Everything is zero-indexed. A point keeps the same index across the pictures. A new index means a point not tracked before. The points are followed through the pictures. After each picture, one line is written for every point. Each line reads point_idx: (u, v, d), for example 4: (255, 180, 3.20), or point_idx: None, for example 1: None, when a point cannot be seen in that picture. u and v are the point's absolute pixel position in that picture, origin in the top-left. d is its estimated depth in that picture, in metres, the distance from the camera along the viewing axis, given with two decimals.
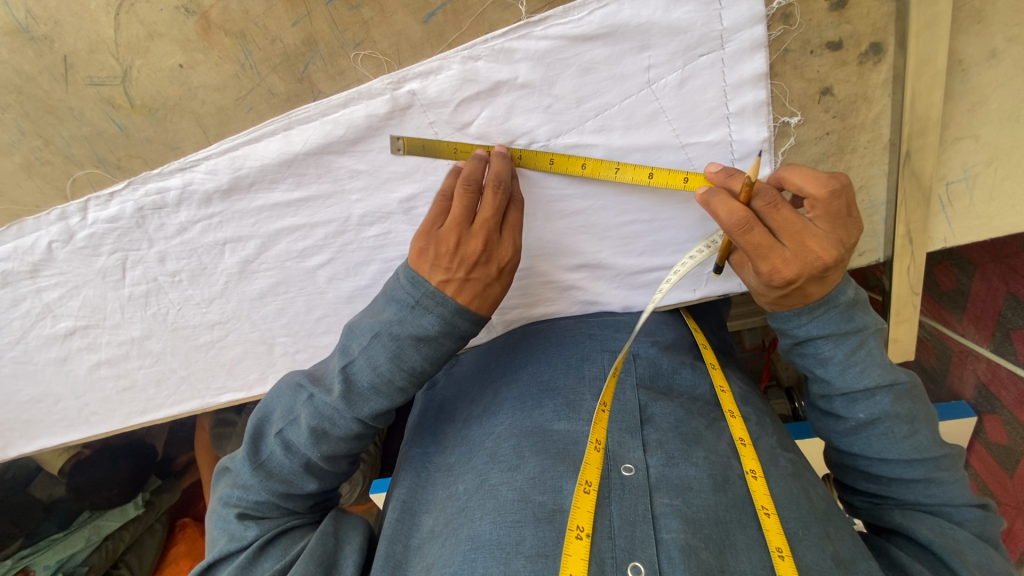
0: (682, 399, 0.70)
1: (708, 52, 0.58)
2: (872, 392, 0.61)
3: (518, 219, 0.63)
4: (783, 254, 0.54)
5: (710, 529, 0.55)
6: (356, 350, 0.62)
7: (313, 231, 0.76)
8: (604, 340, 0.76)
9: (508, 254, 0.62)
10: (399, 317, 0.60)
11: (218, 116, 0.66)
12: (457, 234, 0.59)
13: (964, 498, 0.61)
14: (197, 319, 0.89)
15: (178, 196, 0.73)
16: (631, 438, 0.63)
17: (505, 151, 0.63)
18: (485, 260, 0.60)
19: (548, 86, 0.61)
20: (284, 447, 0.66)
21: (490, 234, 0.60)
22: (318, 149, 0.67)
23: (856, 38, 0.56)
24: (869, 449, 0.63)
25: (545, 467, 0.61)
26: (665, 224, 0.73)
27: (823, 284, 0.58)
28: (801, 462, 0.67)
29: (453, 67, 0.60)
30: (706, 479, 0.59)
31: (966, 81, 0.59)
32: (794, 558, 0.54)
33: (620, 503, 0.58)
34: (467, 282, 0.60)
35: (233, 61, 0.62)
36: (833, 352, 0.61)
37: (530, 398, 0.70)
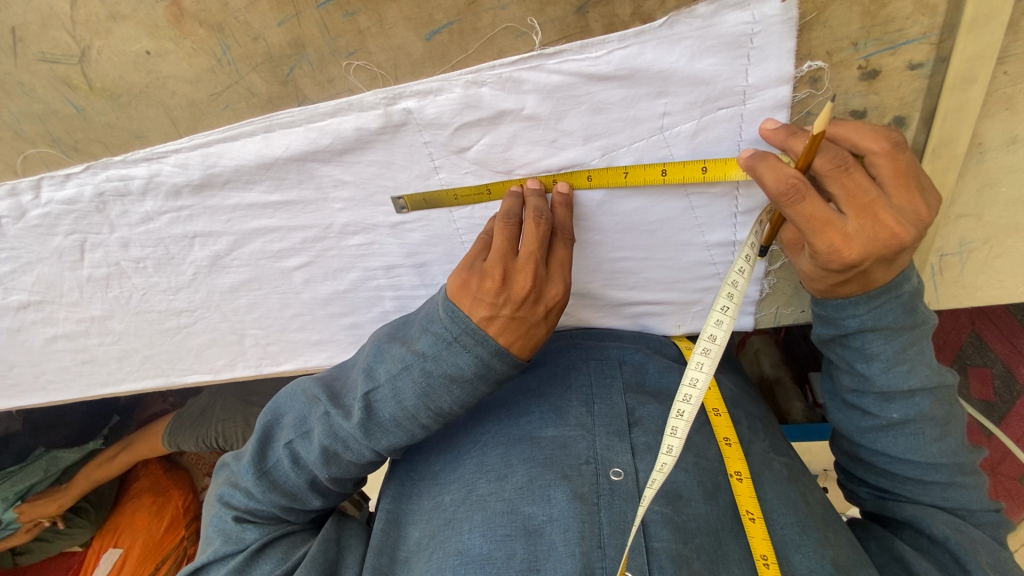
0: (670, 403, 0.70)
1: (727, 106, 0.54)
2: (913, 392, 0.57)
3: (568, 256, 0.60)
4: (845, 229, 0.46)
5: (701, 538, 0.58)
6: (383, 377, 0.59)
7: (291, 234, 0.72)
8: (591, 347, 0.76)
9: (557, 294, 0.58)
10: (435, 354, 0.56)
11: (190, 110, 0.60)
12: (503, 266, 0.56)
13: (982, 503, 0.61)
14: (164, 305, 0.85)
15: (144, 185, 0.67)
16: (619, 441, 0.64)
17: (539, 185, 0.60)
18: (533, 299, 0.56)
19: (556, 122, 0.56)
20: (292, 460, 0.65)
21: (538, 268, 0.57)
22: (300, 156, 0.62)
23: (882, 109, 0.53)
24: (895, 449, 0.61)
25: (533, 475, 0.62)
26: (658, 263, 0.70)
27: (888, 268, 0.51)
28: (797, 466, 0.70)
29: (455, 90, 0.55)
30: (696, 487, 0.62)
31: (980, 162, 0.57)
32: (779, 565, 0.56)
33: (609, 510, 0.59)
34: (512, 321, 0.56)
35: (209, 54, 0.55)
36: (883, 348, 0.56)
37: (516, 406, 0.70)
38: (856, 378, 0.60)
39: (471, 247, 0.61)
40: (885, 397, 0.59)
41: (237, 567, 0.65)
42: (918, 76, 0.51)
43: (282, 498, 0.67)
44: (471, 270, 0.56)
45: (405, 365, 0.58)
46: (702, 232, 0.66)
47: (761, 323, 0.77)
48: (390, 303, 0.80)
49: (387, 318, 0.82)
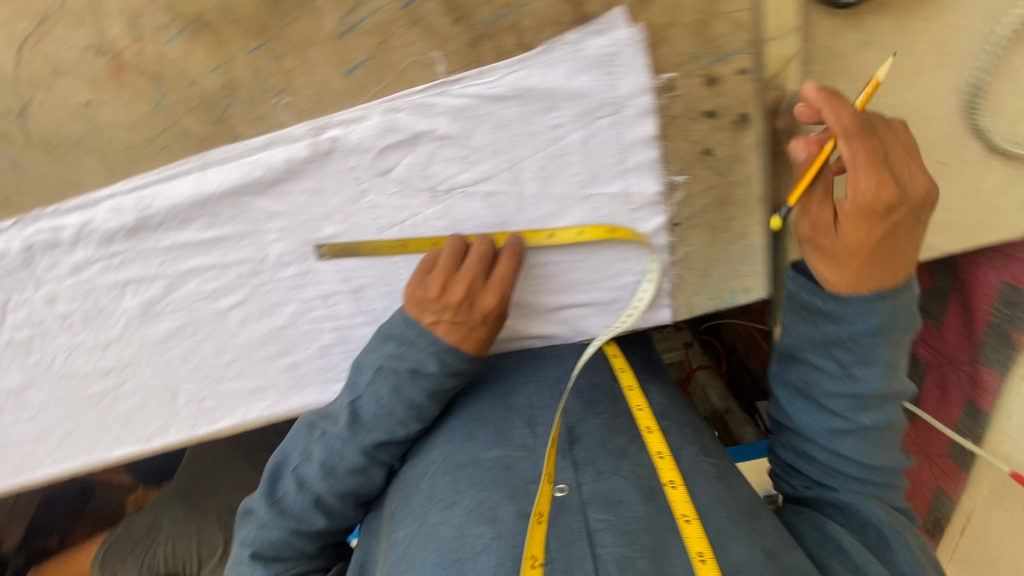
0: (605, 418, 0.78)
1: (606, 116, 0.65)
2: (884, 400, 0.66)
3: (508, 270, 0.69)
4: (898, 169, 0.56)
5: (644, 537, 0.62)
6: (363, 386, 0.70)
7: (225, 271, 0.74)
8: (530, 368, 0.82)
9: (490, 303, 0.68)
10: (401, 352, 0.69)
11: (126, 154, 0.64)
12: (443, 279, 0.68)
13: (903, 500, 0.70)
14: (90, 366, 0.82)
15: (75, 234, 0.69)
16: (563, 460, 0.71)
17: (514, 240, 0.70)
18: (468, 305, 0.68)
19: (466, 139, 0.65)
20: (297, 483, 0.73)
21: (473, 281, 0.68)
22: (234, 190, 0.67)
23: (727, 108, 0.65)
24: (854, 450, 0.67)
25: (482, 499, 0.66)
26: (576, 263, 0.77)
27: (909, 236, 0.59)
28: (724, 465, 0.75)
29: (375, 117, 0.63)
30: (634, 493, 0.67)
31: (815, 145, 0.70)
32: (715, 559, 0.59)
33: (558, 524, 0.64)
34: (454, 324, 0.69)
35: (146, 100, 0.61)
36: (887, 354, 0.63)
37: (461, 433, 0.75)
38: (837, 373, 0.66)
39: (418, 263, 0.72)
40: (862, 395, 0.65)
41: None
42: (747, 79, 0.64)
43: (291, 524, 0.73)
44: (420, 284, 0.68)
45: (376, 371, 0.70)
46: (608, 230, 0.74)
47: (678, 315, 0.83)
48: (330, 335, 0.82)
49: (327, 351, 0.83)
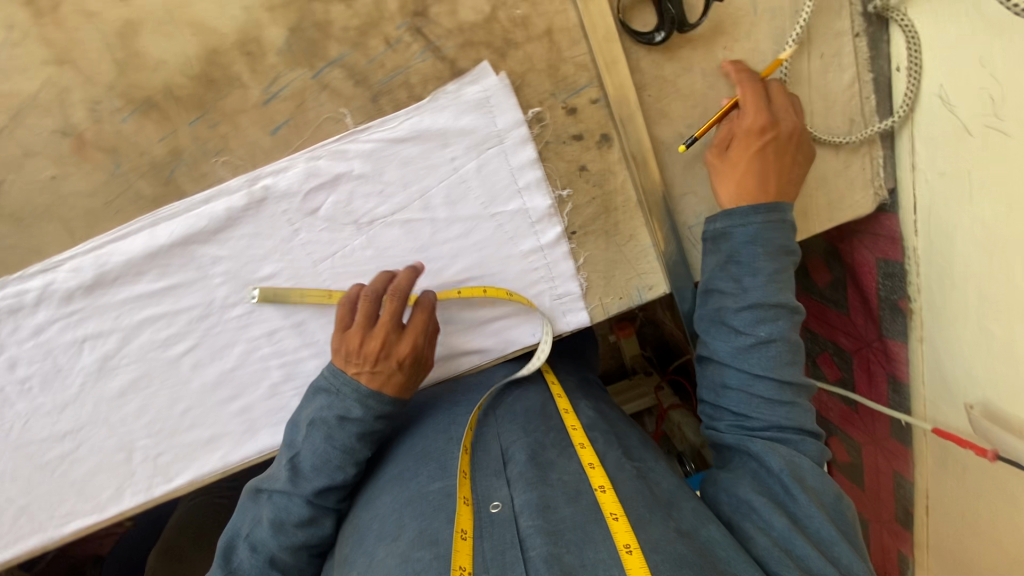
0: (537, 434, 0.80)
1: (492, 146, 0.79)
2: (777, 316, 0.74)
3: (420, 322, 0.79)
4: (777, 111, 0.77)
5: (569, 533, 0.64)
6: (300, 442, 0.78)
7: (176, 318, 0.82)
8: (471, 403, 0.88)
9: (405, 351, 0.78)
10: (329, 402, 0.78)
11: (87, 219, 0.75)
12: (362, 332, 0.78)
13: (811, 425, 0.75)
14: (46, 431, 0.86)
15: (37, 296, 0.78)
16: (496, 479, 0.74)
17: (427, 295, 0.81)
18: (384, 355, 0.77)
19: (378, 175, 0.78)
20: (251, 549, 0.79)
21: (388, 334, 0.78)
22: (182, 241, 0.77)
23: (590, 131, 0.81)
24: (757, 365, 0.74)
25: (423, 526, 0.69)
26: (494, 278, 0.87)
27: (788, 163, 0.77)
28: (648, 466, 0.78)
29: (299, 165, 0.76)
30: (562, 496, 0.69)
31: (671, 154, 0.86)
32: (640, 549, 0.61)
33: (490, 538, 0.66)
34: (374, 373, 0.78)
35: (104, 170, 0.73)
36: (766, 264, 0.74)
37: (406, 471, 0.79)
38: (735, 291, 0.75)
39: (337, 314, 0.81)
40: (756, 308, 0.74)
41: None
42: (600, 107, 0.80)
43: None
44: (344, 339, 0.78)
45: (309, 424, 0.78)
46: (514, 243, 0.85)
47: (596, 318, 0.92)
48: (277, 372, 0.88)
49: (276, 390, 0.89)
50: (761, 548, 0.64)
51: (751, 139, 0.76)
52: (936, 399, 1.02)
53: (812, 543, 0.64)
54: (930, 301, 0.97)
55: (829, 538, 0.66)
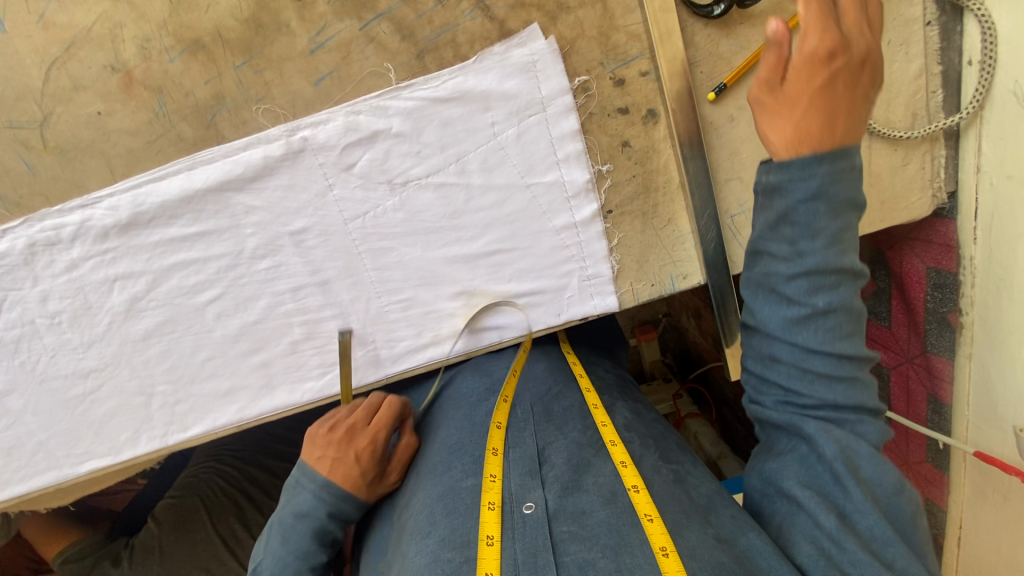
0: (574, 434, 0.77)
1: (534, 114, 0.77)
2: (838, 283, 0.63)
3: (383, 419, 0.84)
4: (848, 33, 0.65)
5: (605, 537, 0.61)
6: (262, 553, 0.79)
7: (205, 265, 0.82)
8: (508, 395, 0.86)
9: (365, 443, 0.81)
10: (293, 493, 0.81)
11: (127, 157, 0.76)
12: (334, 422, 0.85)
13: (872, 402, 0.66)
14: (71, 368, 0.87)
15: (74, 231, 0.78)
16: (530, 479, 0.70)
17: (394, 399, 0.87)
18: (347, 442, 0.82)
19: (417, 135, 0.77)
20: None
21: (354, 423, 0.83)
22: (217, 186, 0.77)
23: (636, 105, 0.79)
24: (812, 339, 0.64)
25: (455, 526, 0.66)
26: (524, 252, 0.85)
27: (857, 94, 0.65)
28: (683, 471, 0.75)
29: (339, 118, 0.75)
30: (596, 499, 0.66)
31: (719, 136, 0.82)
32: (677, 553, 0.58)
33: (522, 538, 0.63)
34: (335, 459, 0.81)
35: (149, 110, 0.74)
36: (829, 222, 0.62)
37: (443, 464, 0.77)
38: (788, 254, 0.65)
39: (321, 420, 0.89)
40: (813, 275, 0.63)
41: None
42: (649, 80, 0.78)
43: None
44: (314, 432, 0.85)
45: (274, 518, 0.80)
46: (548, 217, 0.83)
47: (625, 303, 0.89)
48: (299, 330, 0.87)
49: (297, 348, 0.88)
50: (805, 556, 0.60)
51: (814, 67, 0.64)
52: (980, 422, 0.96)
53: (867, 550, 0.58)
54: (983, 317, 0.91)
55: (885, 539, 0.59)
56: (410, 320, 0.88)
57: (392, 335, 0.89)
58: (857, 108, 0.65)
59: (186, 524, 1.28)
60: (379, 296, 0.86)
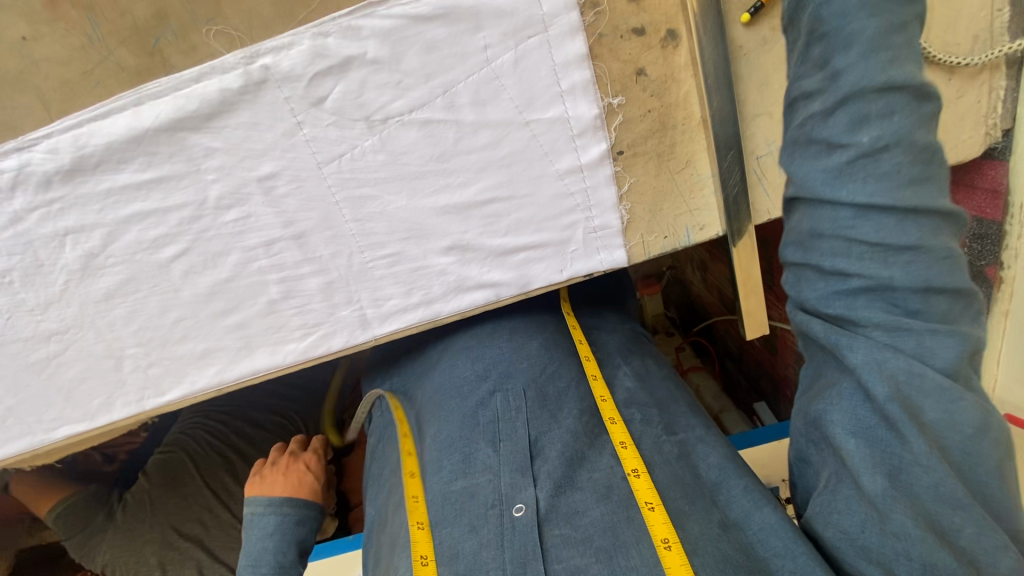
0: (569, 422, 0.73)
1: (535, 35, 0.66)
2: (890, 109, 0.50)
3: (318, 440, 1.05)
4: None
5: (601, 539, 0.59)
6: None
7: (166, 217, 0.73)
8: (501, 373, 0.81)
9: (309, 454, 1.00)
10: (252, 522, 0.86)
11: (63, 91, 0.66)
12: (269, 461, 0.97)
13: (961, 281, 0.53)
14: (30, 330, 0.80)
15: (13, 178, 0.69)
16: (521, 477, 0.66)
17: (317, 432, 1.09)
18: (291, 458, 0.98)
19: (396, 63, 0.66)
20: None
21: (292, 449, 1.01)
22: (170, 125, 0.67)
23: (654, 24, 0.67)
24: (860, 193, 0.52)
25: (439, 540, 0.63)
26: (523, 201, 0.75)
27: None
28: (690, 440, 0.72)
29: (304, 42, 0.64)
30: (591, 496, 0.64)
31: (748, 63, 0.70)
32: (680, 544, 0.58)
33: (511, 547, 0.60)
34: (285, 476, 0.93)
35: (81, 33, 0.63)
36: (863, 25, 0.50)
37: (439, 448, 0.74)
38: (817, 90, 0.53)
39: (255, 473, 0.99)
40: (849, 103, 0.51)
41: None
42: None
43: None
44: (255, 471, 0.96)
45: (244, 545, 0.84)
46: (550, 160, 0.73)
47: (634, 258, 0.80)
48: (276, 288, 0.79)
49: (274, 308, 0.81)
50: (831, 535, 0.57)
51: None
52: (1011, 378, 0.89)
53: (919, 518, 0.51)
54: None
55: (953, 497, 0.50)
56: (397, 277, 0.80)
57: (379, 294, 0.81)
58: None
59: (175, 480, 1.25)
60: (362, 250, 0.78)
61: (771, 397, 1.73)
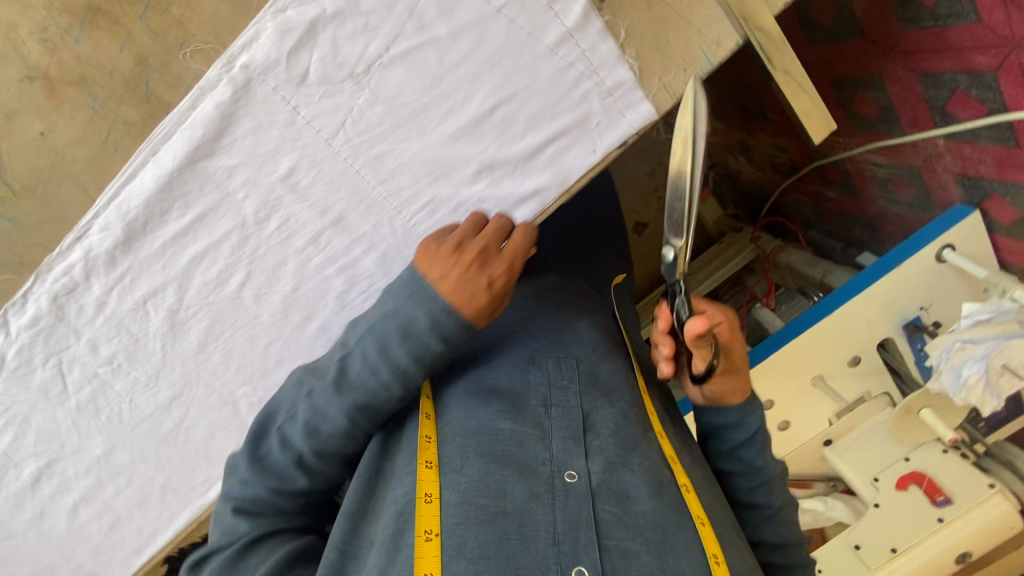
0: (621, 405, 0.76)
1: None
2: None
3: (522, 245, 0.76)
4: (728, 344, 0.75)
5: (650, 531, 0.63)
6: (355, 347, 0.73)
7: (219, 250, 0.77)
8: (552, 341, 0.82)
9: (500, 272, 0.73)
10: (396, 310, 0.72)
11: (92, 169, 0.70)
12: (460, 238, 0.74)
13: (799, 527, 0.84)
14: (152, 404, 0.86)
15: (84, 268, 0.74)
16: (575, 445, 0.69)
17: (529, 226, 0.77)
18: (477, 266, 0.72)
19: (355, 7, 0.66)
20: (281, 441, 0.72)
21: (487, 245, 0.74)
22: (188, 160, 0.70)
23: None
24: None
25: (488, 469, 0.65)
26: (527, 93, 0.73)
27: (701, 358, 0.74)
28: (709, 477, 0.79)
29: (268, 25, 0.65)
30: (643, 485, 0.67)
31: None
32: (725, 562, 0.65)
33: (564, 509, 0.62)
34: (461, 280, 0.72)
35: (85, 107, 0.67)
36: None
37: (478, 394, 0.74)
38: None
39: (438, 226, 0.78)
40: None
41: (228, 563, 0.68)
42: None
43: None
44: (436, 241, 0.74)
45: (369, 331, 0.73)
46: (537, 38, 0.70)
47: (663, 105, 0.75)
48: (339, 281, 0.82)
49: (345, 300, 0.83)
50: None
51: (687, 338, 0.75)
52: None
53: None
54: None
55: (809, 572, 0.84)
56: (442, 224, 0.79)
57: None
58: (738, 369, 0.77)
59: None
60: (399, 210, 0.78)
61: (872, 243, 1.49)
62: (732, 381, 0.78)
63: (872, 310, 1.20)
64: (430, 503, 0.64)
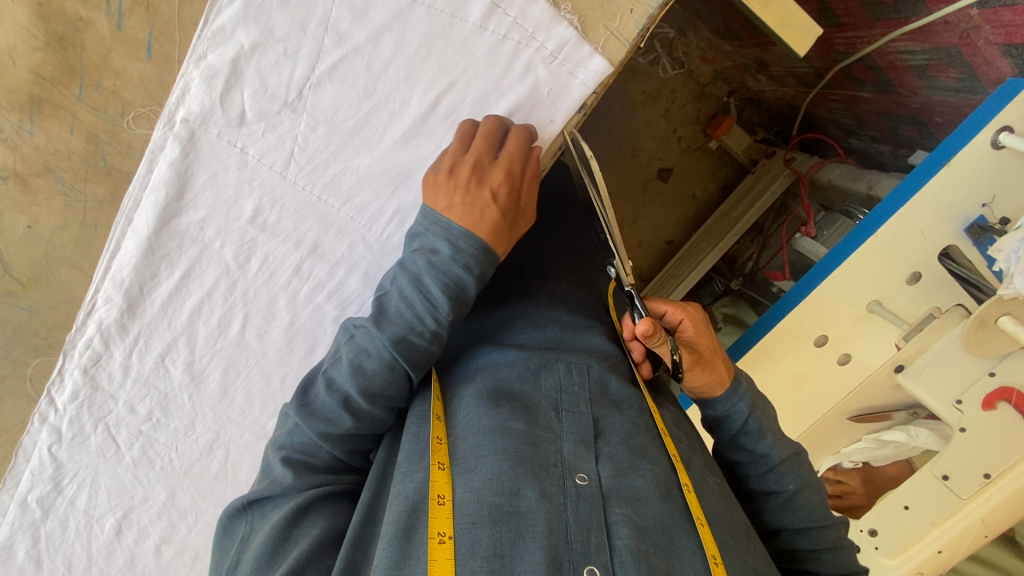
0: (630, 413, 0.74)
1: None
2: None
3: (518, 146, 0.68)
4: (692, 336, 0.81)
5: (658, 534, 0.61)
6: (392, 286, 0.69)
7: (213, 300, 0.80)
8: (569, 351, 0.79)
9: (499, 179, 0.67)
10: (420, 245, 0.69)
11: (81, 248, 0.74)
12: (450, 160, 0.68)
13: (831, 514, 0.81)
14: (195, 449, 0.92)
15: (102, 339, 0.79)
16: (586, 450, 0.66)
17: (526, 127, 0.69)
18: (475, 182, 0.67)
19: (271, 35, 0.65)
20: (326, 384, 0.68)
21: (479, 157, 0.67)
22: (160, 222, 0.72)
23: None
24: None
25: (502, 467, 0.62)
26: (465, 80, 0.69)
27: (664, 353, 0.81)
28: (725, 485, 0.76)
29: (194, 75, 0.65)
30: (653, 489, 0.65)
31: None
32: (725, 564, 0.62)
33: (575, 510, 0.60)
34: (465, 204, 0.67)
35: (58, 193, 0.70)
36: None
37: (490, 391, 0.70)
38: None
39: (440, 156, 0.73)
40: None
41: (277, 527, 0.62)
42: None
43: (232, 550, 0.65)
44: (431, 173, 0.69)
45: (399, 266, 0.69)
46: (461, 18, 0.66)
47: (615, 56, 0.68)
48: (331, 306, 0.83)
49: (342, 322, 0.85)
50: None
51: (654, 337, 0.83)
52: None
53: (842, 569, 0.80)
54: None
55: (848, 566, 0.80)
56: None
57: None
58: (715, 360, 0.80)
59: None
60: (369, 226, 0.77)
61: (924, 141, 1.31)
62: (713, 371, 0.79)
63: (928, 219, 1.01)
64: (443, 505, 0.60)
